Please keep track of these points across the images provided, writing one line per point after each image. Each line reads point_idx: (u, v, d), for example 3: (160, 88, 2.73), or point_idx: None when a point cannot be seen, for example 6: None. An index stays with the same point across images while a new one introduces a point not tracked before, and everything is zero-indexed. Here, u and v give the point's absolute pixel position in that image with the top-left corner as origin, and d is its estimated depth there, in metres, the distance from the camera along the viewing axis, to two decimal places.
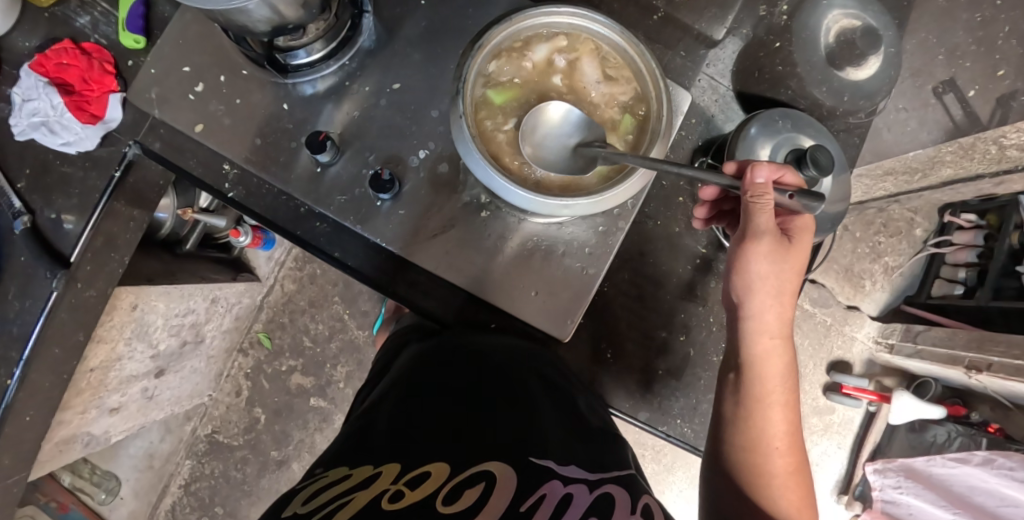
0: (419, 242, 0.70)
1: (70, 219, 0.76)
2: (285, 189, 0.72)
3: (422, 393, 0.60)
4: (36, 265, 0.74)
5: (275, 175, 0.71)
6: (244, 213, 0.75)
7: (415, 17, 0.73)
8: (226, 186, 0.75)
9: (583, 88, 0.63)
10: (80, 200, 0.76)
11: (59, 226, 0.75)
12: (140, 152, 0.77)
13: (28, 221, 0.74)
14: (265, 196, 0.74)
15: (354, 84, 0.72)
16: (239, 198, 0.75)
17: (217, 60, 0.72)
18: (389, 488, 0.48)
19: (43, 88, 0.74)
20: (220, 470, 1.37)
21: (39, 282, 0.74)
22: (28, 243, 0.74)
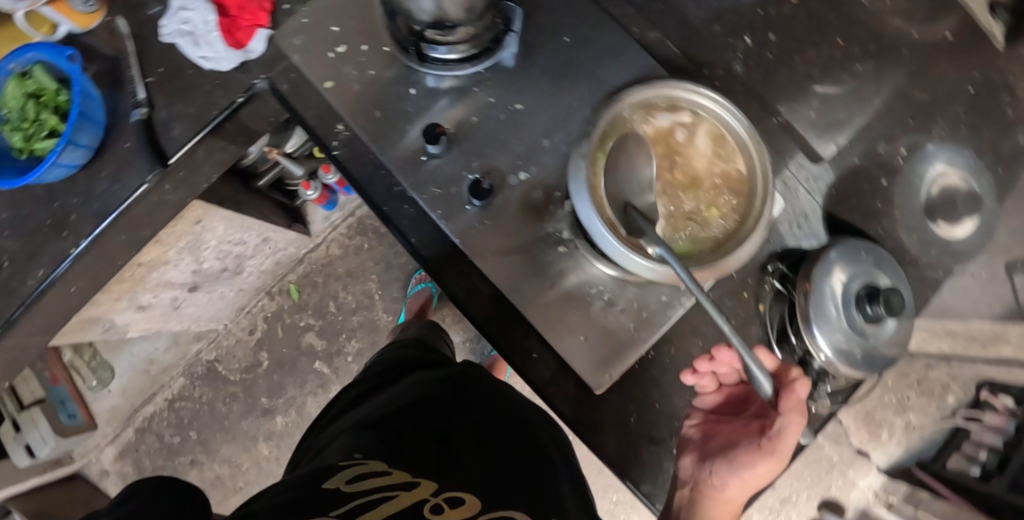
0: (496, 252, 0.71)
1: (180, 124, 0.79)
2: (386, 165, 0.74)
3: (454, 430, 0.70)
4: (138, 155, 0.78)
5: (383, 149, 0.74)
6: (342, 173, 0.77)
7: (555, 51, 0.76)
8: (334, 142, 0.76)
9: (693, 164, 0.65)
10: (197, 111, 0.79)
11: (167, 127, 0.79)
12: (266, 87, 0.82)
13: (146, 113, 0.77)
14: (365, 164, 0.76)
15: (480, 93, 0.75)
16: (346, 159, 0.76)
17: (366, 31, 0.76)
18: (429, 499, 0.57)
19: (202, 3, 0.78)
20: (208, 397, 1.41)
21: (135, 170, 0.78)
22: (139, 134, 0.78)
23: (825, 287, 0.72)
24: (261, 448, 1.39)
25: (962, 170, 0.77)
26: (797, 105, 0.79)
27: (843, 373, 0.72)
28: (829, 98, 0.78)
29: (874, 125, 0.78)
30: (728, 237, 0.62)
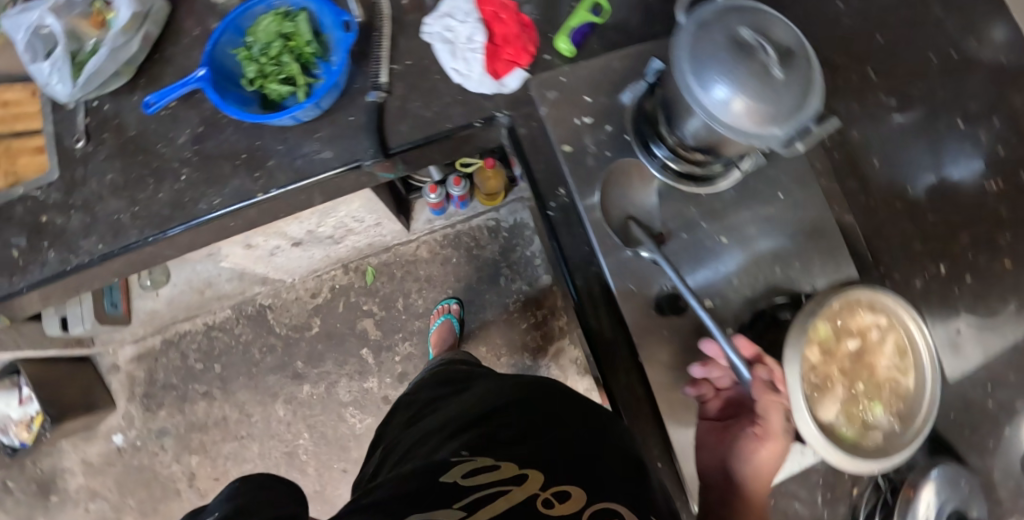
0: (662, 364, 0.74)
1: (408, 122, 0.76)
2: (595, 245, 0.76)
3: (549, 417, 0.68)
4: (362, 132, 0.76)
5: (596, 230, 0.75)
6: (546, 232, 0.78)
7: (771, 200, 0.80)
8: (551, 203, 0.78)
9: (872, 365, 0.71)
10: (432, 117, 0.77)
11: (396, 121, 0.76)
12: (505, 123, 0.79)
13: (382, 98, 0.76)
14: (572, 234, 0.77)
15: (696, 211, 0.79)
16: (555, 222, 0.77)
17: (613, 112, 0.79)
18: (539, 493, 0.57)
19: (473, 21, 0.78)
20: (245, 338, 1.41)
21: (357, 148, 0.75)
22: (370, 115, 0.76)
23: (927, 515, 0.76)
24: (278, 408, 1.38)
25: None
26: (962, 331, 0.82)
27: None
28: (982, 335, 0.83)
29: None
30: (881, 443, 0.69)
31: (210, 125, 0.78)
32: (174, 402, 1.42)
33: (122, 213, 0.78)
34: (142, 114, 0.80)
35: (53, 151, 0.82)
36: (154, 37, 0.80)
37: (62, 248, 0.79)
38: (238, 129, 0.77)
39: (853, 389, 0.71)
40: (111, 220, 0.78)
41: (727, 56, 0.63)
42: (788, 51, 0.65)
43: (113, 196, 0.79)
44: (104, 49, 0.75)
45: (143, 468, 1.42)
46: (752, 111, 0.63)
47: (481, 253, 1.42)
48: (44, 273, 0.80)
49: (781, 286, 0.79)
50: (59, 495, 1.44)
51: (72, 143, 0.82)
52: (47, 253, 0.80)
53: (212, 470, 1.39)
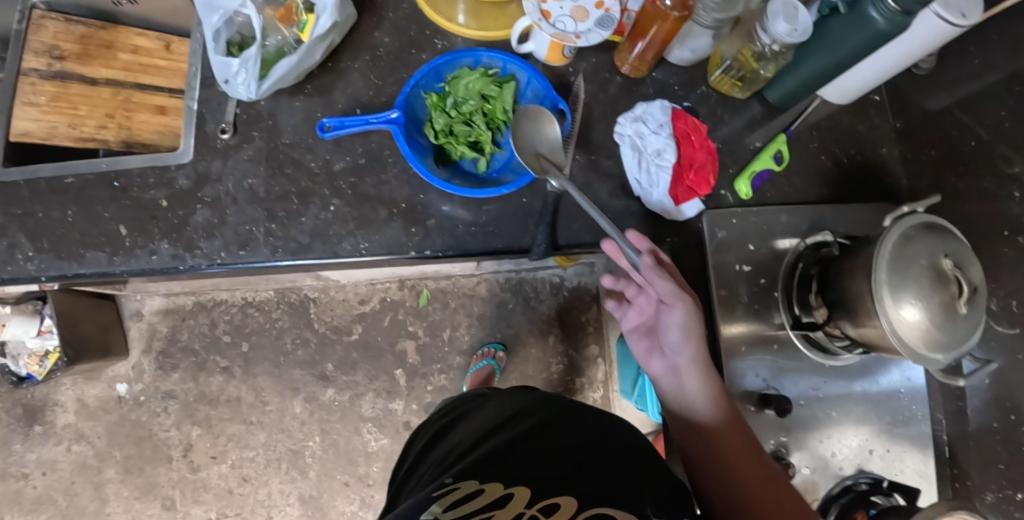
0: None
1: (582, 222, 0.72)
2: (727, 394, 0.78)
3: (530, 424, 0.61)
4: (533, 219, 0.71)
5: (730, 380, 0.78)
6: None
7: (876, 387, 0.86)
8: None
9: None
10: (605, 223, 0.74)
11: (570, 218, 0.72)
12: (670, 248, 0.78)
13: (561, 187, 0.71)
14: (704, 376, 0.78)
15: (817, 383, 0.83)
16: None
17: (769, 266, 0.80)
18: (525, 512, 0.51)
19: (667, 137, 0.75)
20: (281, 325, 1.36)
21: (524, 233, 0.71)
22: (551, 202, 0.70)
23: None
24: (296, 404, 1.34)
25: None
26: None
27: None
28: None
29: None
30: None
31: (373, 160, 0.73)
32: (189, 367, 1.36)
33: (255, 226, 0.73)
34: (301, 125, 0.75)
35: (191, 133, 0.75)
36: (334, 48, 0.75)
37: (179, 243, 0.73)
38: (402, 179, 0.73)
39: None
40: (241, 230, 0.73)
41: (923, 280, 0.65)
42: (974, 289, 0.66)
43: (250, 204, 0.73)
44: (293, 57, 0.67)
45: (139, 425, 1.35)
46: (930, 338, 0.65)
47: (539, 307, 1.40)
48: (151, 264, 0.73)
49: (872, 471, 0.84)
50: (43, 427, 1.34)
51: (215, 130, 0.76)
52: (158, 243, 0.74)
53: (210, 447, 1.34)
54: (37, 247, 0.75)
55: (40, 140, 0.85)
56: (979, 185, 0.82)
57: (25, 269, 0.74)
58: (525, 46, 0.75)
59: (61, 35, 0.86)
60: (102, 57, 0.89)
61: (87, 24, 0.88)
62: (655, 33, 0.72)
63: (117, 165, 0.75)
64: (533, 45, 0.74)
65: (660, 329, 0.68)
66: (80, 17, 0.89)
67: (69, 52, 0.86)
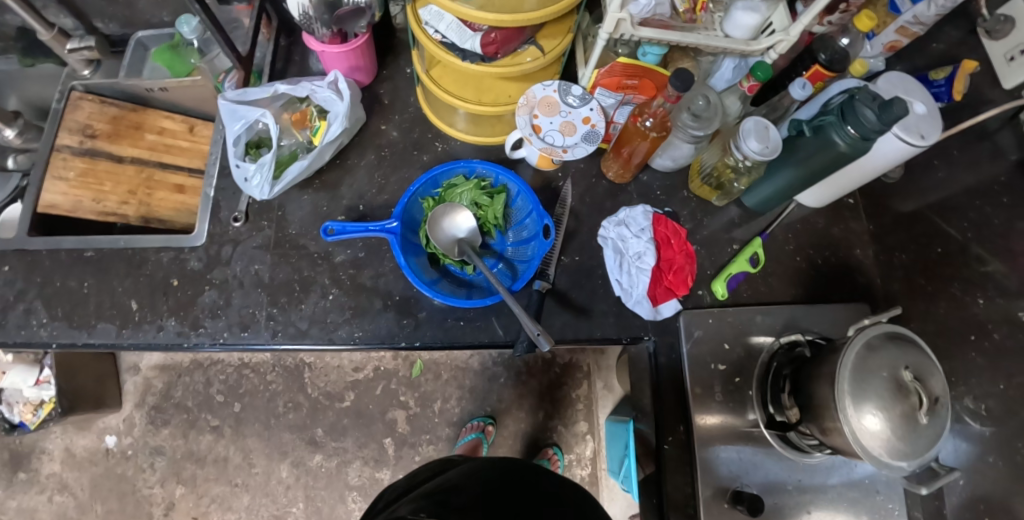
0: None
1: (562, 318, 0.78)
2: (699, 489, 0.78)
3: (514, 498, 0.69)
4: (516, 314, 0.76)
5: (703, 475, 0.78)
6: (654, 462, 0.81)
7: (859, 490, 0.83)
8: (667, 438, 0.81)
9: None
10: (583, 319, 0.79)
11: (551, 315, 0.78)
12: (648, 347, 0.83)
13: (545, 289, 0.77)
14: (677, 472, 0.80)
15: (791, 479, 0.81)
16: (666, 456, 0.81)
17: (745, 366, 0.83)
18: None
19: (648, 240, 0.81)
20: (275, 388, 1.39)
21: (507, 326, 0.76)
22: (535, 301, 0.76)
23: None
24: (282, 468, 1.35)
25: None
26: None
27: None
28: None
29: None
30: None
31: (373, 254, 0.79)
32: (180, 424, 1.38)
33: (258, 309, 0.77)
34: (308, 217, 0.81)
35: (206, 219, 0.81)
36: (342, 146, 0.83)
37: (185, 322, 0.78)
38: (399, 272, 0.78)
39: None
40: (244, 312, 0.77)
41: (883, 392, 0.67)
42: (936, 400, 0.68)
43: (255, 288, 0.78)
44: (304, 161, 0.75)
45: (123, 479, 1.35)
46: (893, 448, 0.67)
47: (528, 381, 1.42)
48: (157, 339, 0.78)
49: None
50: (28, 474, 1.35)
51: (228, 218, 0.82)
52: (166, 320, 0.78)
53: (192, 507, 1.34)
54: (52, 315, 0.79)
55: (65, 212, 0.91)
56: (947, 291, 0.84)
57: (39, 335, 0.78)
58: (518, 153, 0.82)
59: (95, 116, 0.94)
60: (130, 137, 0.96)
61: (120, 106, 0.97)
62: (640, 146, 0.79)
63: (134, 243, 0.81)
64: (526, 152, 0.81)
65: None
66: (114, 99, 0.97)
67: (101, 131, 0.94)
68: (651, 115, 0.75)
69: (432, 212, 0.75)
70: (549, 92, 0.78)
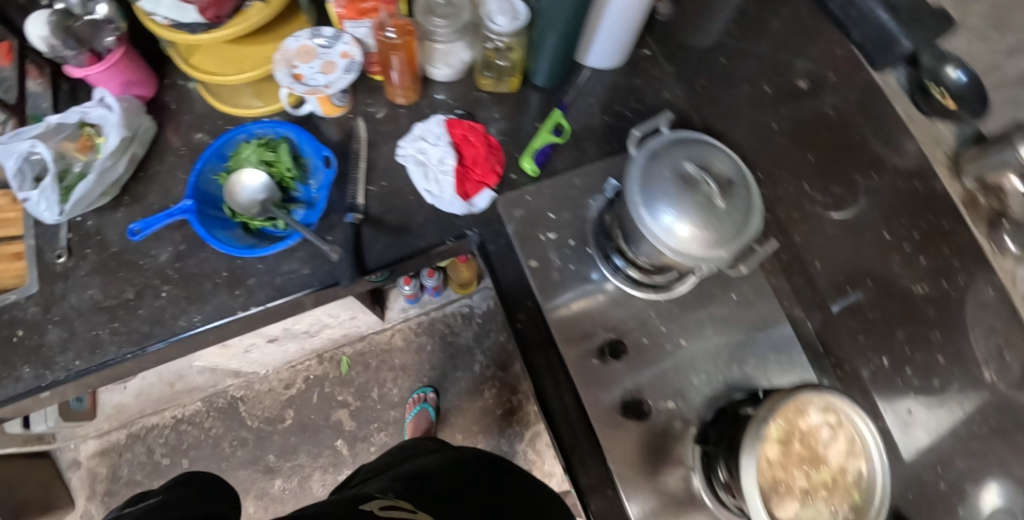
0: (636, 477, 0.76)
1: (383, 240, 0.82)
2: (562, 353, 0.80)
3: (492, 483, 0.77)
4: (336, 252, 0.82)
5: (561, 338, 0.80)
6: (516, 347, 0.81)
7: (726, 305, 0.85)
8: (519, 318, 0.82)
9: (819, 451, 0.72)
10: (402, 232, 0.84)
11: (372, 240, 0.82)
12: (475, 239, 0.85)
13: (358, 220, 0.82)
14: (541, 348, 0.81)
15: (655, 320, 0.83)
16: (524, 335, 0.81)
17: (576, 227, 0.85)
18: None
19: (444, 143, 0.89)
20: (216, 432, 1.39)
21: (331, 264, 0.81)
22: (348, 234, 0.82)
23: None
24: (248, 505, 1.35)
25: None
26: None
27: None
28: None
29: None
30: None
31: (193, 243, 0.83)
32: None
33: (100, 329, 0.79)
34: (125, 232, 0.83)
35: (33, 267, 0.82)
36: (139, 157, 0.86)
37: (39, 364, 0.78)
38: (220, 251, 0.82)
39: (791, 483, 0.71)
40: (89, 337, 0.79)
41: (671, 191, 0.68)
42: (729, 182, 0.70)
43: (93, 312, 0.80)
44: (89, 179, 0.78)
45: None
46: (701, 240, 0.67)
47: (454, 340, 1.45)
48: (18, 389, 0.77)
49: (740, 383, 0.82)
50: None
51: (52, 257, 0.83)
52: (21, 369, 0.78)
53: None
54: None
55: None
56: None
57: None
58: (301, 109, 0.88)
59: None
60: None
61: None
62: (400, 61, 0.85)
63: None
64: (308, 105, 0.87)
65: None
66: None
67: None
68: (390, 25, 0.83)
69: (225, 184, 0.81)
70: (303, 42, 0.85)
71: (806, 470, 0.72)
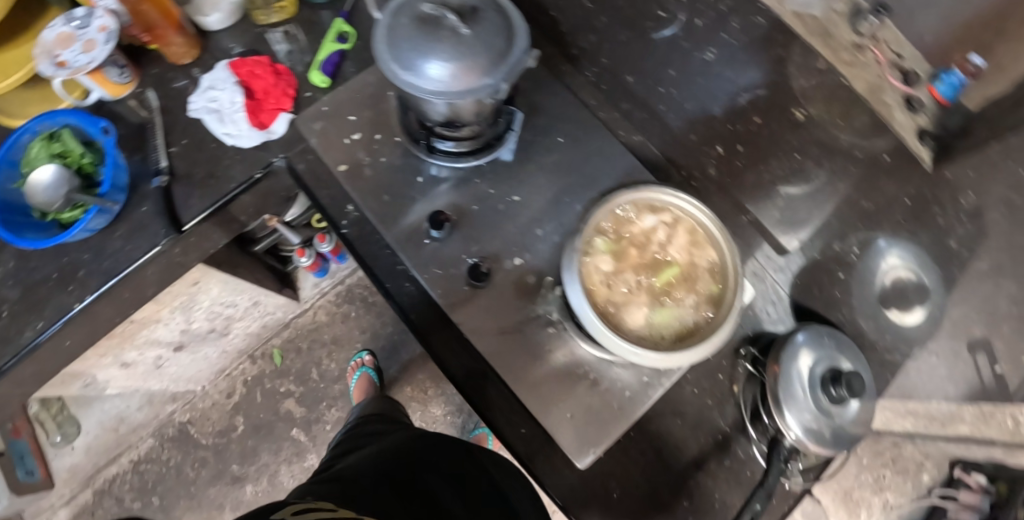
0: (500, 343, 0.74)
1: (197, 193, 0.85)
2: (389, 241, 0.79)
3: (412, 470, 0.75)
4: (154, 220, 0.84)
5: (385, 227, 0.79)
6: (348, 249, 0.83)
7: (550, 148, 0.83)
8: (343, 222, 0.83)
9: (664, 252, 0.69)
10: (214, 183, 0.85)
11: (185, 198, 0.85)
12: (284, 165, 0.87)
13: (165, 182, 0.84)
14: (370, 243, 0.81)
15: (480, 182, 0.82)
16: (353, 239, 0.82)
17: (379, 121, 0.85)
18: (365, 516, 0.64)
19: (231, 85, 0.88)
20: (175, 461, 1.38)
21: (150, 233, 0.84)
22: (158, 199, 0.84)
23: (790, 369, 0.76)
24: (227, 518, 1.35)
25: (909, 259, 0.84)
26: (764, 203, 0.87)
27: (814, 453, 0.75)
28: (794, 199, 0.86)
29: (830, 225, 0.85)
30: (713, 315, 0.66)
31: (22, 258, 0.83)
32: None
33: None
34: None
35: None
36: None
37: None
38: (44, 255, 0.83)
39: (637, 288, 0.67)
40: None
41: (416, 35, 0.67)
42: (474, 9, 0.68)
43: None
44: None
45: None
46: (465, 72, 0.67)
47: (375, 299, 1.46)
48: None
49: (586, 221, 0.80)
50: None
51: None
52: None
53: None
54: None
55: None
56: None
57: None
58: (90, 98, 0.88)
59: None
60: None
61: None
62: (156, 17, 0.84)
63: None
64: (94, 94, 0.87)
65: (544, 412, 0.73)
66: None
67: None
68: None
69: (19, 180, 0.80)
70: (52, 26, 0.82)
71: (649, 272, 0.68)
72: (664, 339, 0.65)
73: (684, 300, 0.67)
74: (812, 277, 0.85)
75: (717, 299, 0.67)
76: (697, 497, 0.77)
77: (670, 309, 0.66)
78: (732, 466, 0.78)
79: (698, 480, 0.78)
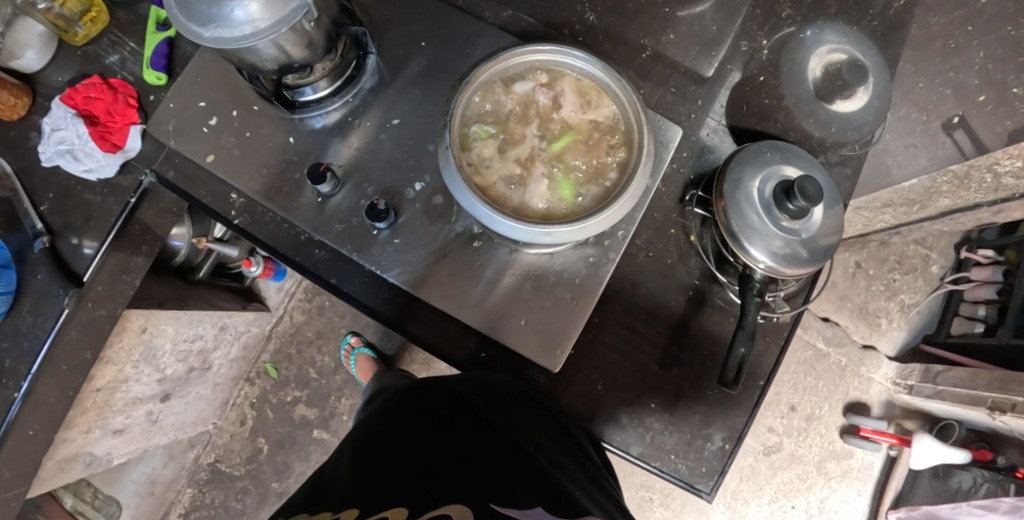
0: (427, 274, 0.72)
1: (82, 241, 0.79)
2: (289, 218, 0.75)
3: (411, 431, 0.61)
4: (51, 284, 0.77)
5: (280, 204, 0.75)
6: (249, 240, 0.77)
7: (415, 59, 0.76)
8: (232, 213, 0.77)
9: (552, 116, 0.66)
10: (96, 225, 0.79)
11: (74, 250, 0.78)
12: (156, 181, 0.81)
13: (48, 241, 0.77)
14: (267, 224, 0.76)
15: (357, 120, 0.76)
16: (247, 225, 0.77)
17: (231, 96, 0.78)
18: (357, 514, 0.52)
19: (71, 119, 0.78)
20: (220, 500, 1.39)
21: (53, 299, 0.77)
22: (45, 261, 0.77)
23: (740, 195, 0.68)
24: None
25: (844, 42, 0.73)
26: (660, 33, 0.79)
27: (792, 275, 0.68)
28: (694, 19, 0.78)
29: (723, 29, 0.78)
30: (622, 164, 0.64)
31: None
32: None
33: None
34: None
35: None
36: None
37: None
38: None
39: (540, 168, 0.65)
40: None
41: None
42: None
43: None
44: None
45: None
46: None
47: None
48: None
49: None
50: None
51: None
52: None
53: None
54: None
55: None
56: None
57: None
58: None
59: None
60: None
61: None
62: None
63: None
64: None
65: (502, 327, 0.71)
66: None
67: None
68: None
69: None
70: None
71: (542, 145, 0.66)
72: (577, 205, 0.64)
73: (585, 158, 0.65)
74: (739, 97, 0.76)
75: (622, 145, 0.65)
76: (685, 362, 0.72)
77: (570, 175, 0.65)
78: (715, 316, 0.73)
79: (684, 342, 0.73)
